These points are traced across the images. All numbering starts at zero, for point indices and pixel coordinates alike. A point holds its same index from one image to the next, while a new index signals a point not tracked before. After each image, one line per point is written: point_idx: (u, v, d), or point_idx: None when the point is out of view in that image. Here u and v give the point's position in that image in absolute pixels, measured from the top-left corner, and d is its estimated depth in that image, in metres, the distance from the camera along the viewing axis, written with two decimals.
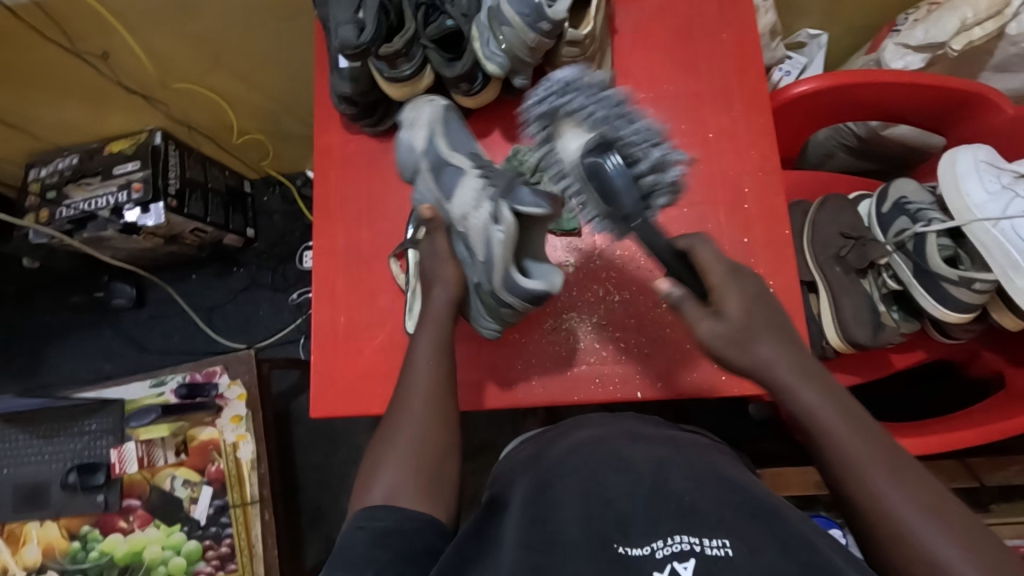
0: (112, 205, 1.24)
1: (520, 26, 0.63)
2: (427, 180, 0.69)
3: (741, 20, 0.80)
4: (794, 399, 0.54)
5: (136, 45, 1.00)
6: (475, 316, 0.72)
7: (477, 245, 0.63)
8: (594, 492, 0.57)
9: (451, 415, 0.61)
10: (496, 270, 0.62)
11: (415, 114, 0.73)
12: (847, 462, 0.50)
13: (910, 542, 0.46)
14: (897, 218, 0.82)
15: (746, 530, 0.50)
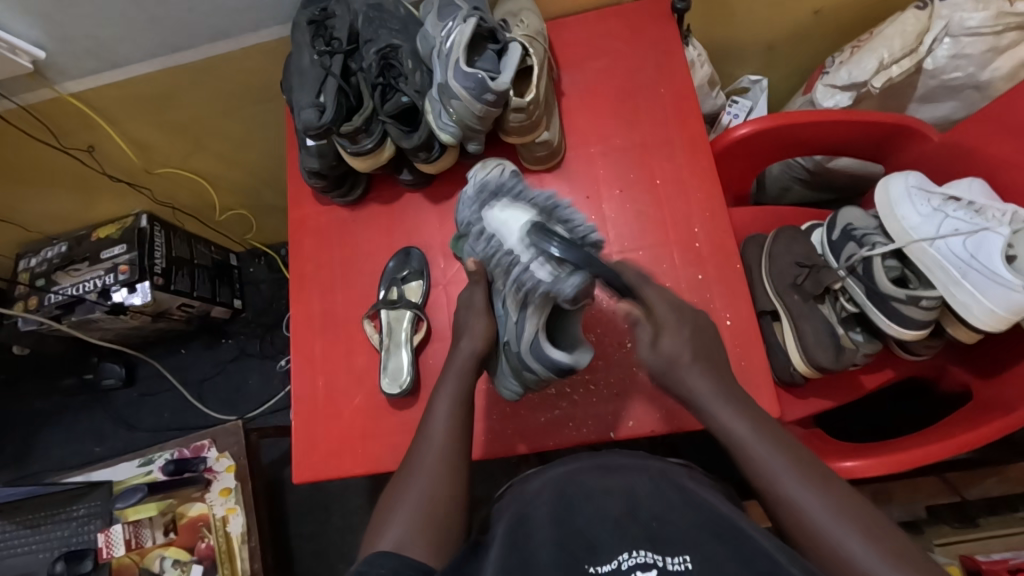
0: (100, 287, 1.28)
1: (467, 98, 0.69)
2: (466, 237, 0.75)
3: (677, 75, 0.86)
4: (728, 428, 0.60)
5: (118, 137, 1.06)
6: (498, 372, 0.74)
7: (509, 308, 0.67)
8: (567, 519, 0.57)
9: (458, 458, 0.62)
10: (524, 337, 0.64)
11: (487, 166, 0.78)
12: (768, 473, 0.56)
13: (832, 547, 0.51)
14: (846, 245, 0.86)
15: (710, 545, 0.51)
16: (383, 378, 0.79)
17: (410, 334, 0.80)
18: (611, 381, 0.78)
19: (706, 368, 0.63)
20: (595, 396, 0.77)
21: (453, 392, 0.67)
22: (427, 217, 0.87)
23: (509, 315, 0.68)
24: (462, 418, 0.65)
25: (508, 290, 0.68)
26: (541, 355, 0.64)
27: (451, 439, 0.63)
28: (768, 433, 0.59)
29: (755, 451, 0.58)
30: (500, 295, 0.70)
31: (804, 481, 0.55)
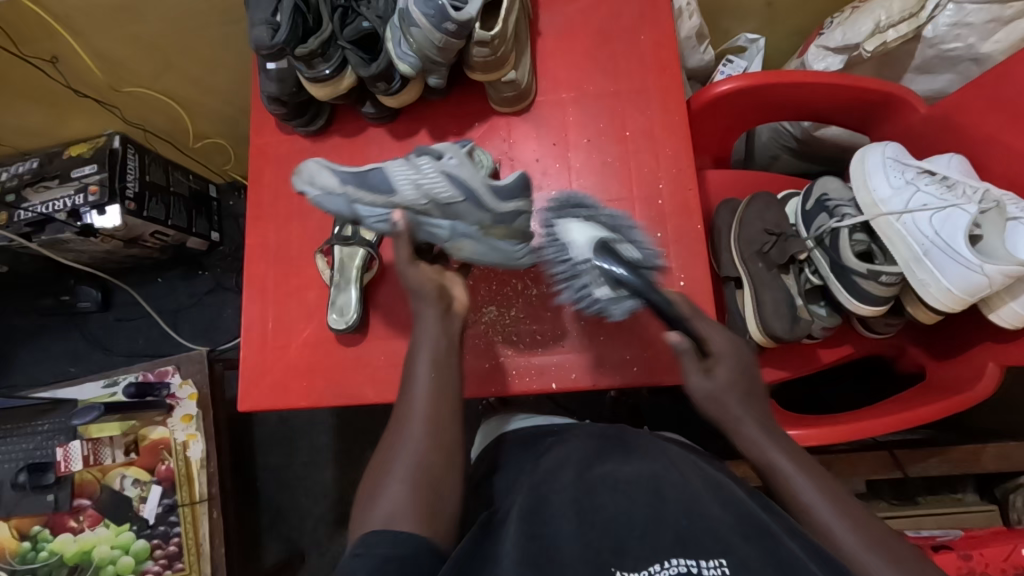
0: (69, 207, 1.27)
1: (426, 26, 0.65)
2: (370, 197, 0.67)
3: (659, 22, 0.82)
4: (776, 468, 0.57)
5: (81, 48, 1.02)
6: (503, 254, 0.73)
7: (449, 192, 0.67)
8: (587, 513, 0.55)
9: (446, 415, 0.59)
10: (483, 194, 0.67)
11: (302, 174, 0.70)
12: (821, 518, 0.54)
13: None
14: (818, 215, 0.85)
15: (741, 550, 0.50)
16: (331, 313, 0.78)
17: (361, 273, 0.78)
18: (557, 332, 0.77)
19: (744, 389, 0.61)
20: (541, 346, 0.76)
21: (431, 351, 0.61)
22: (390, 154, 0.85)
23: (457, 206, 0.67)
24: (447, 379, 0.60)
25: (435, 188, 0.66)
26: (501, 197, 0.69)
27: (440, 405, 0.59)
28: (820, 475, 0.56)
29: (813, 501, 0.55)
30: (436, 206, 0.67)
31: (859, 530, 0.53)
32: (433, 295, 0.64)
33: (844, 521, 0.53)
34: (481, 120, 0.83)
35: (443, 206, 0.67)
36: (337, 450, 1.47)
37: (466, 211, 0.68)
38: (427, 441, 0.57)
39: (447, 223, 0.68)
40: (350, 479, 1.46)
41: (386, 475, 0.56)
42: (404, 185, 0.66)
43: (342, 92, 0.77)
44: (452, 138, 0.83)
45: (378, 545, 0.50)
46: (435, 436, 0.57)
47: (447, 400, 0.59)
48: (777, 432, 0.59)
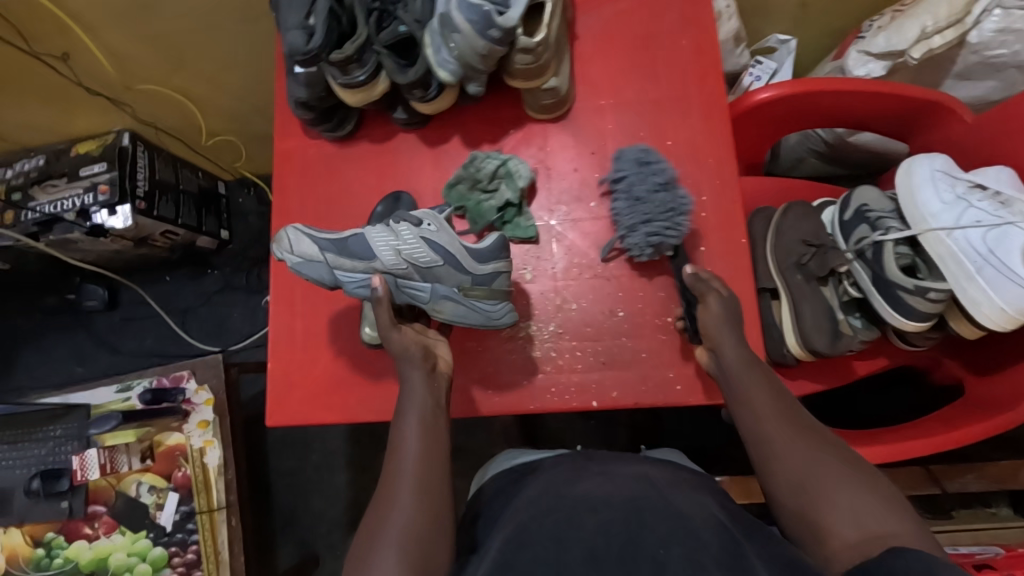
0: (78, 207, 1.23)
1: (469, 32, 0.63)
2: (351, 263, 0.68)
3: (701, 27, 0.80)
4: (753, 409, 0.62)
5: (95, 46, 0.99)
6: (484, 316, 0.72)
7: (429, 257, 0.68)
8: (563, 534, 0.56)
9: (435, 463, 0.61)
10: (464, 259, 0.69)
11: (281, 241, 0.68)
12: (789, 458, 0.58)
13: (807, 488, 0.55)
14: (858, 226, 0.83)
15: (709, 572, 0.50)
16: (364, 326, 0.76)
17: None
18: (598, 348, 0.74)
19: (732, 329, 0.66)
20: (580, 363, 0.74)
21: (421, 416, 0.63)
22: (421, 161, 0.82)
23: (438, 270, 0.69)
24: (436, 442, 0.62)
25: (416, 255, 0.68)
26: (479, 259, 0.70)
27: (427, 468, 0.60)
28: (790, 415, 0.60)
29: (780, 440, 0.59)
30: (416, 270, 0.69)
31: (827, 462, 0.56)
32: (419, 358, 0.66)
33: (808, 454, 0.57)
34: (516, 127, 0.80)
35: (424, 270, 0.68)
36: (350, 453, 1.45)
37: (446, 273, 0.69)
38: (417, 506, 0.58)
39: (427, 285, 0.70)
40: (363, 482, 1.44)
41: (374, 537, 0.56)
42: (385, 252, 0.68)
43: (375, 98, 0.74)
44: (486, 145, 0.80)
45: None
46: (426, 485, 0.59)
47: (438, 463, 0.61)
48: (760, 375, 0.63)
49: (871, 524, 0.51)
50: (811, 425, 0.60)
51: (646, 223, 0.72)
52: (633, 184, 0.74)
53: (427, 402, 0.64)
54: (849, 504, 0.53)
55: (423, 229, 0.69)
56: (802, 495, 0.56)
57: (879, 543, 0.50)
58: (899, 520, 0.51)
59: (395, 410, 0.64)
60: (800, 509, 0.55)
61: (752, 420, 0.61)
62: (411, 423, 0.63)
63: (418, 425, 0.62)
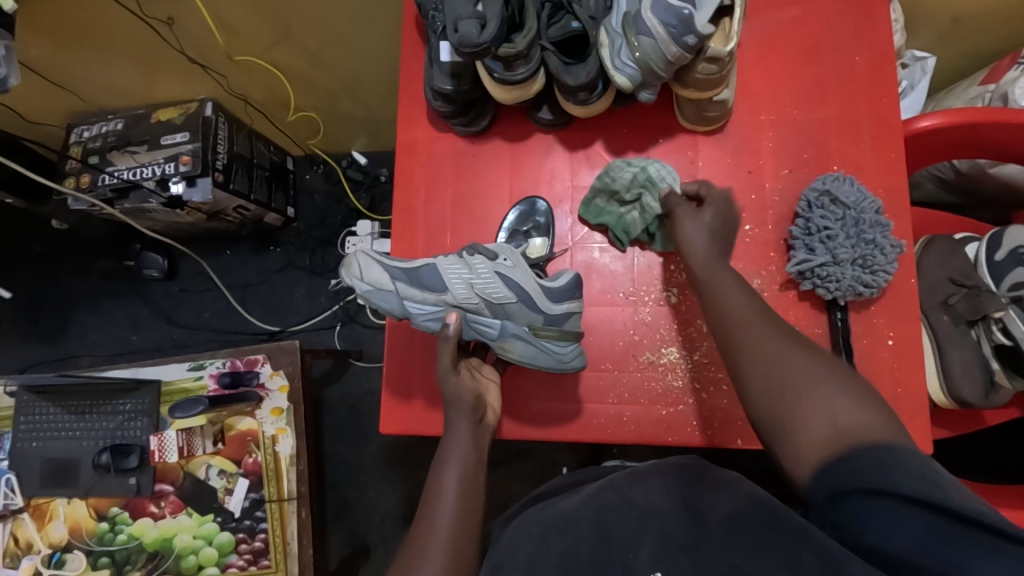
0: (158, 176, 1.18)
1: (662, 36, 0.57)
2: (422, 293, 0.65)
3: (876, 44, 0.73)
4: (723, 306, 0.58)
5: (205, 13, 0.94)
6: (553, 358, 0.69)
7: (502, 293, 0.66)
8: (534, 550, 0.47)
9: (475, 501, 0.59)
10: (537, 297, 0.66)
11: (352, 267, 0.65)
12: (760, 356, 0.53)
13: (777, 381, 0.51)
14: (1013, 268, 0.78)
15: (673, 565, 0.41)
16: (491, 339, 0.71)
17: None
18: None
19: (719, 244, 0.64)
20: (725, 398, 0.70)
21: (458, 472, 0.60)
22: (558, 166, 0.77)
23: (511, 308, 0.66)
24: (472, 499, 0.59)
25: (490, 290, 0.66)
26: (554, 298, 0.67)
27: (464, 529, 0.56)
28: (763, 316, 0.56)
29: (749, 336, 0.55)
30: (487, 306, 0.66)
31: (798, 364, 0.52)
32: (468, 407, 0.65)
33: (782, 358, 0.52)
34: (666, 137, 0.75)
35: (495, 306, 0.66)
36: (408, 446, 1.42)
37: (518, 312, 0.66)
38: (443, 567, 0.53)
39: (498, 322, 0.67)
40: (420, 477, 1.41)
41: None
42: (457, 285, 0.66)
43: (527, 97, 0.69)
44: (632, 154, 0.75)
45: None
46: (464, 514, 0.57)
47: (465, 520, 0.57)
48: (727, 271, 0.61)
49: (849, 422, 0.46)
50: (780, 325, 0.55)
51: (858, 262, 0.65)
52: (848, 216, 0.66)
53: (466, 460, 0.61)
54: (821, 403, 0.48)
55: (499, 262, 0.67)
56: (775, 403, 0.50)
57: (848, 438, 0.45)
58: (873, 418, 0.46)
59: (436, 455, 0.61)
60: (770, 407, 0.51)
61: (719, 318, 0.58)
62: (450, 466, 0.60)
63: (457, 472, 0.60)
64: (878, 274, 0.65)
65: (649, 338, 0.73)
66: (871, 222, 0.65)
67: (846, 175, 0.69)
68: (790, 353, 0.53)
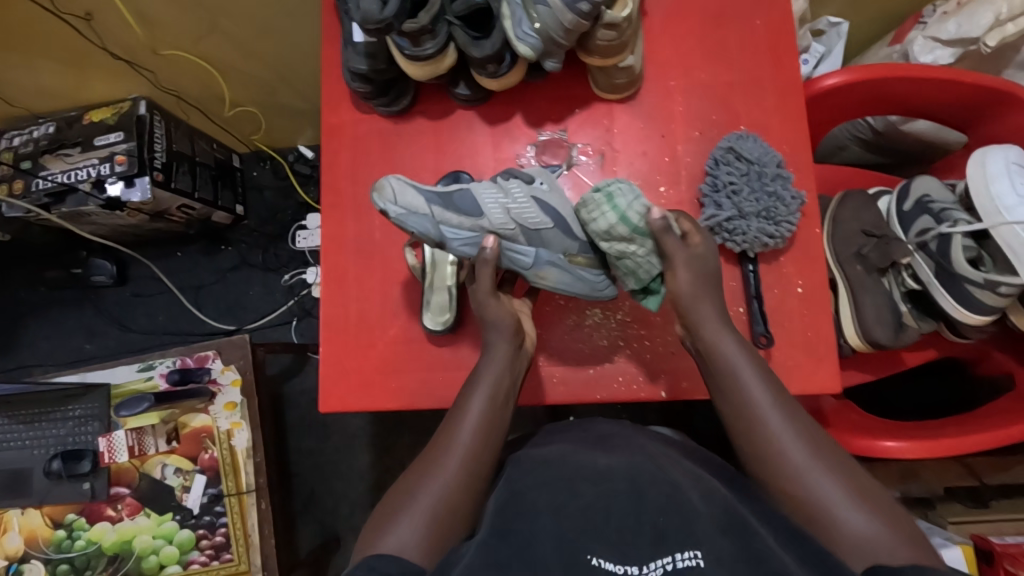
0: (93, 177, 1.16)
1: (557, 6, 0.60)
2: (457, 217, 0.64)
3: (774, 8, 0.77)
4: (751, 399, 0.59)
5: (121, 5, 0.93)
6: (587, 287, 0.70)
7: (539, 218, 0.67)
8: (572, 503, 0.54)
9: (495, 441, 0.61)
10: (572, 224, 0.68)
11: (386, 192, 0.61)
12: (786, 457, 0.55)
13: (800, 480, 0.54)
14: (920, 217, 0.81)
15: (714, 542, 0.50)
16: (427, 313, 0.75)
17: (456, 273, 0.75)
18: (667, 339, 0.74)
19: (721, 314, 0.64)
20: (648, 352, 0.74)
21: (490, 387, 0.62)
22: (480, 139, 0.79)
23: (547, 233, 0.67)
24: (498, 418, 0.62)
25: (526, 214, 0.67)
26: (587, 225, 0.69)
27: (486, 445, 0.60)
28: (788, 411, 0.58)
29: (777, 435, 0.56)
30: (523, 231, 0.66)
31: (827, 468, 0.54)
32: (510, 330, 0.66)
33: (815, 462, 0.54)
34: (583, 106, 0.77)
35: (532, 232, 0.66)
36: (372, 435, 1.42)
37: (553, 238, 0.67)
38: (460, 473, 0.57)
39: (533, 250, 0.67)
40: (386, 464, 1.41)
41: (409, 496, 0.56)
42: (493, 209, 0.66)
43: (440, 73, 0.71)
44: (550, 124, 0.77)
45: (380, 563, 0.49)
46: (485, 438, 0.60)
47: (489, 435, 0.60)
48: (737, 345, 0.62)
49: (878, 544, 0.49)
50: (805, 423, 0.57)
51: (762, 214, 0.69)
52: (752, 171, 0.70)
53: (500, 378, 0.63)
54: (847, 511, 0.51)
55: (532, 189, 0.68)
56: (806, 507, 0.53)
57: (873, 560, 0.48)
58: (898, 538, 0.49)
59: (469, 375, 0.64)
60: (797, 508, 0.53)
61: (744, 408, 0.59)
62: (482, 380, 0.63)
63: (489, 386, 0.63)
64: (781, 225, 0.69)
65: (574, 301, 0.76)
66: (773, 175, 0.70)
67: (749, 133, 0.74)
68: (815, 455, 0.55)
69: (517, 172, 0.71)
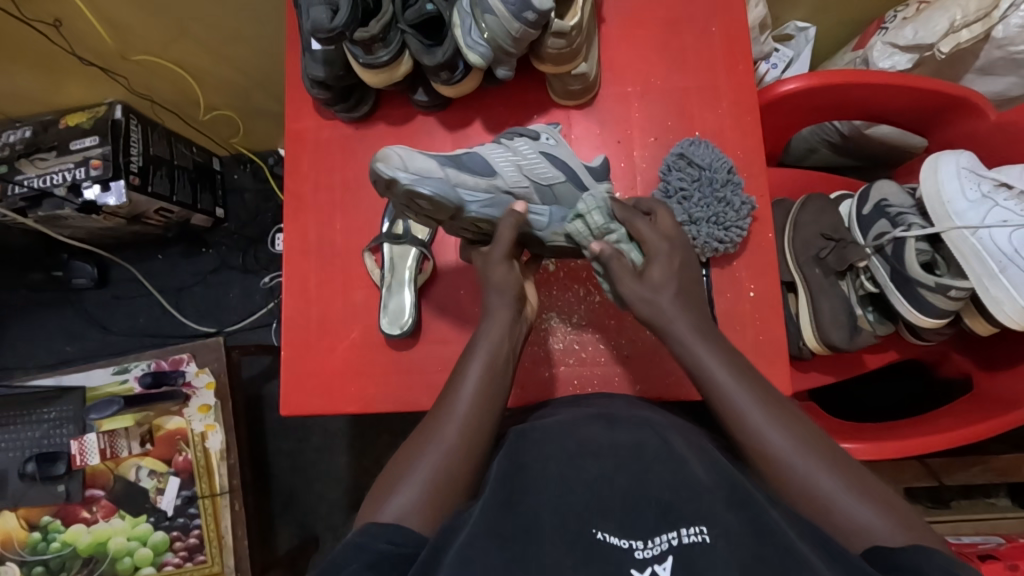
0: (69, 181, 1.15)
1: (504, 14, 0.60)
2: (473, 179, 0.62)
3: (730, 14, 0.78)
4: (733, 404, 0.55)
5: (88, 11, 0.94)
6: None
7: (550, 172, 0.69)
8: (575, 477, 0.51)
9: (492, 418, 0.58)
10: (580, 176, 0.71)
11: (393, 158, 0.54)
12: (782, 457, 0.51)
13: (798, 476, 0.51)
14: (877, 221, 0.82)
15: (723, 518, 0.46)
16: (383, 318, 0.76)
17: (414, 274, 0.76)
18: (621, 341, 0.77)
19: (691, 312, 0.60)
20: (604, 356, 0.77)
21: (489, 352, 0.60)
22: (441, 145, 0.79)
23: (559, 187, 0.69)
24: (499, 386, 0.59)
25: (536, 169, 0.68)
26: (596, 177, 0.72)
27: (485, 417, 0.58)
28: (777, 400, 0.55)
29: (767, 425, 0.53)
30: (537, 187, 0.68)
31: (818, 458, 0.51)
32: (512, 295, 0.63)
33: (810, 454, 0.51)
34: (540, 113, 0.78)
35: (546, 187, 0.68)
36: (350, 436, 1.40)
37: (566, 194, 0.70)
38: (458, 442, 0.56)
39: (546, 207, 0.68)
40: (364, 466, 1.40)
41: (409, 466, 0.55)
42: (504, 166, 0.66)
43: (396, 79, 0.72)
44: (508, 130, 0.78)
45: (375, 539, 0.49)
46: (482, 412, 0.58)
47: (486, 404, 0.58)
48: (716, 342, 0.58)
49: (877, 532, 0.47)
50: (795, 411, 0.55)
51: (712, 220, 0.71)
52: (703, 177, 0.72)
53: (500, 343, 0.61)
54: (853, 497, 0.49)
55: (539, 146, 0.70)
56: (809, 495, 0.50)
57: (876, 545, 0.47)
58: (898, 524, 0.48)
59: (467, 344, 0.61)
60: (802, 497, 0.50)
61: (724, 400, 0.55)
62: (482, 345, 0.61)
63: (488, 351, 0.60)
64: (731, 230, 0.71)
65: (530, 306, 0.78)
66: (723, 181, 0.72)
67: (702, 139, 0.75)
68: (808, 444, 0.52)
69: (521, 131, 0.72)
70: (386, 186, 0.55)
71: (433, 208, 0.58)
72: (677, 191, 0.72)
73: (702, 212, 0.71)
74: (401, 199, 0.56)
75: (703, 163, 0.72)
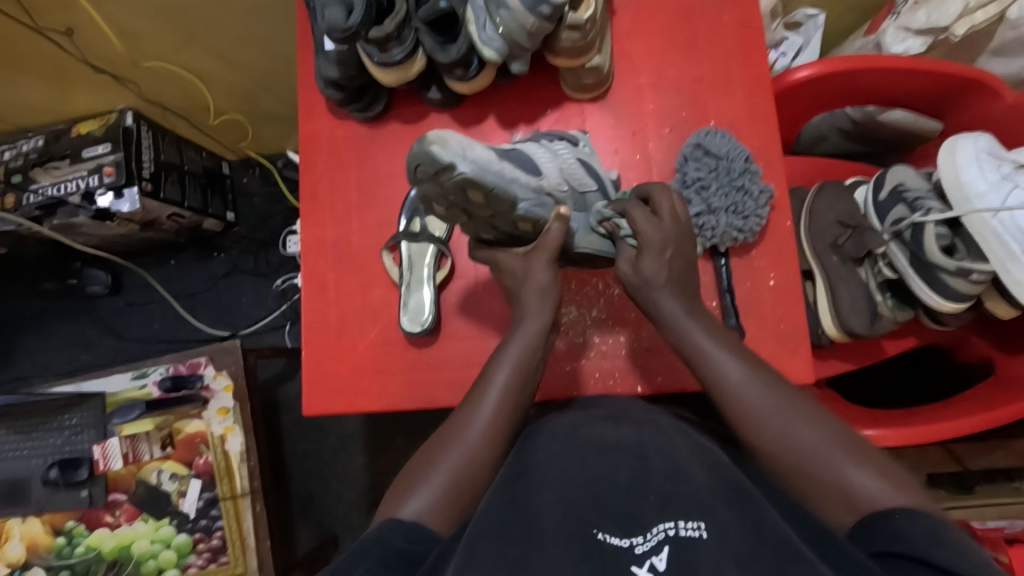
0: (83, 189, 1.16)
1: (519, 9, 0.61)
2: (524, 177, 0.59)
3: (741, 2, 0.77)
4: (723, 372, 0.56)
5: (101, 20, 0.95)
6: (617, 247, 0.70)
7: (584, 179, 0.69)
8: (575, 474, 0.51)
9: (512, 420, 0.59)
10: (608, 187, 0.72)
11: (453, 145, 0.50)
12: (768, 417, 0.53)
13: (789, 447, 0.52)
14: (895, 206, 0.81)
15: (721, 514, 0.45)
16: (403, 315, 0.76)
17: (433, 272, 0.76)
18: (642, 336, 0.76)
19: (681, 299, 0.60)
20: (624, 348, 0.77)
21: (516, 359, 0.60)
22: None
23: (590, 195, 0.69)
24: (522, 390, 0.60)
25: (572, 175, 0.68)
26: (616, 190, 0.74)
27: (509, 417, 0.59)
28: (767, 379, 0.56)
29: (755, 405, 0.54)
30: (573, 193, 0.67)
31: (808, 421, 0.53)
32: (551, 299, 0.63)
33: (798, 416, 0.53)
34: (554, 107, 0.78)
35: (580, 194, 0.68)
36: (366, 435, 1.41)
37: (595, 202, 0.70)
38: (480, 448, 0.56)
39: (578, 215, 0.67)
40: (382, 464, 1.40)
41: (427, 466, 0.56)
42: (549, 169, 0.64)
43: (410, 78, 0.72)
44: (521, 126, 0.78)
45: (392, 534, 0.49)
46: (502, 416, 0.58)
47: (510, 411, 0.59)
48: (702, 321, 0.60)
49: (870, 500, 0.47)
50: (785, 387, 0.56)
51: (731, 209, 0.71)
52: (720, 167, 0.72)
53: (530, 347, 0.61)
54: (848, 464, 0.49)
55: (575, 152, 0.71)
56: (801, 468, 0.51)
57: (863, 512, 0.47)
58: (897, 487, 0.48)
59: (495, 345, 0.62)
60: (788, 469, 0.52)
61: (720, 384, 0.56)
62: (510, 349, 0.61)
63: (516, 354, 0.61)
64: (750, 219, 0.71)
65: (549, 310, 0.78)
66: (741, 171, 0.72)
67: (718, 129, 0.75)
68: (798, 412, 0.53)
69: (559, 135, 0.73)
70: (435, 174, 0.51)
71: (480, 200, 0.55)
72: (698, 182, 0.72)
73: (723, 204, 0.71)
74: (455, 190, 0.53)
75: (723, 155, 0.72)
